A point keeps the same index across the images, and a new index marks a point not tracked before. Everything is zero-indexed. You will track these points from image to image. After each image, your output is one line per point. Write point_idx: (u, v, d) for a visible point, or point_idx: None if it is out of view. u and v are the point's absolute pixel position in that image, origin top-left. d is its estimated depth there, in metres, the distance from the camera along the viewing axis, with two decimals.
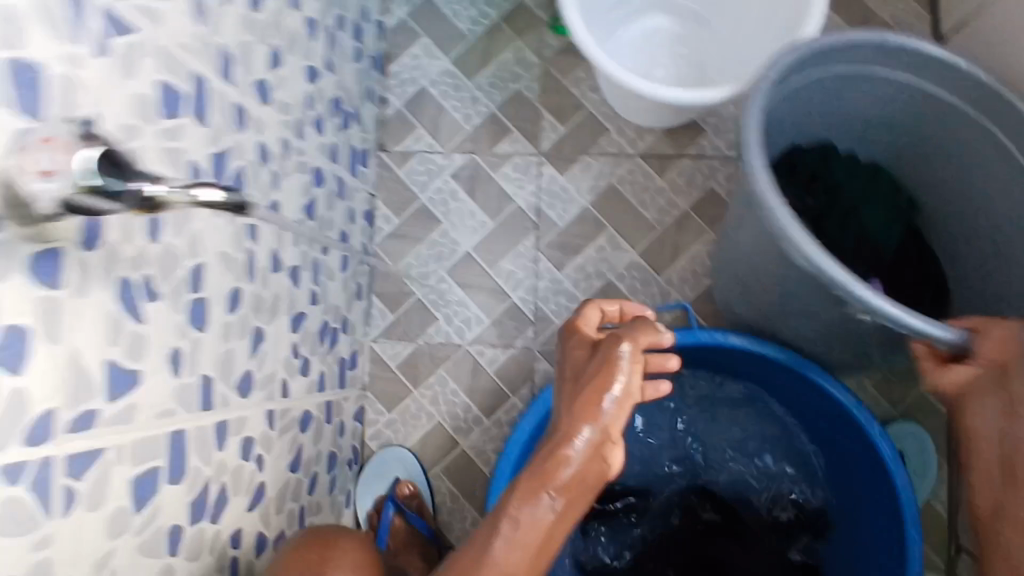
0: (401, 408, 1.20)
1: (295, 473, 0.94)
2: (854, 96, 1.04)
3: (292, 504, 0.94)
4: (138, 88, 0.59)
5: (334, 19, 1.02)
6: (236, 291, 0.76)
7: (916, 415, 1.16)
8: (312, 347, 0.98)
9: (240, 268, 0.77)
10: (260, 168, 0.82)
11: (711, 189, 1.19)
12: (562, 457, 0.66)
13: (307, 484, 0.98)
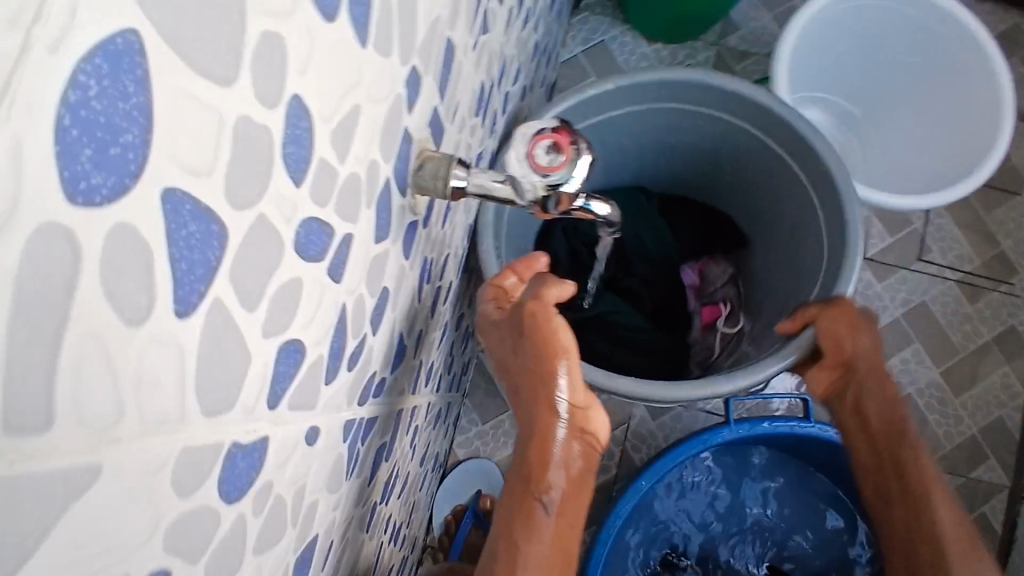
0: (494, 423, 1.22)
1: (419, 468, 0.94)
2: (640, 144, 1.01)
3: (411, 498, 0.93)
4: (474, 82, 0.62)
5: (543, 44, 1.06)
6: (449, 285, 0.79)
7: (980, 529, 1.21)
8: (456, 349, 1.00)
9: (456, 262, 0.79)
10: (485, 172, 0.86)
11: None
12: (541, 458, 0.62)
13: (420, 481, 0.98)
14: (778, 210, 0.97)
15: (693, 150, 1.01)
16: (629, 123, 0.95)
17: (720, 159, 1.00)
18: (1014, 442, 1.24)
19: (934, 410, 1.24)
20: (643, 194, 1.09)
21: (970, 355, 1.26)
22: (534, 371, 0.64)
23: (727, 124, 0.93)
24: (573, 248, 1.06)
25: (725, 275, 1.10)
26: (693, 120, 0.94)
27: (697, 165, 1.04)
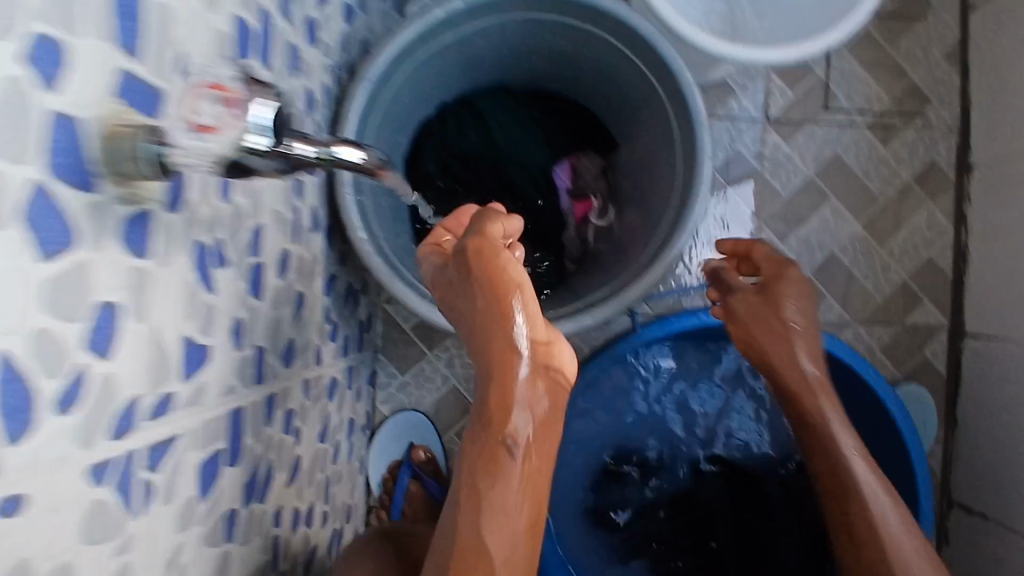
0: (415, 371, 1.17)
1: (323, 443, 0.90)
2: (502, 55, 0.97)
3: (320, 475, 0.89)
4: (219, 26, 0.54)
5: None
6: (285, 253, 0.72)
7: (920, 375, 1.20)
8: (340, 312, 0.93)
9: (289, 227, 0.72)
10: (304, 118, 0.76)
11: (738, 152, 1.19)
12: (503, 399, 0.57)
13: (332, 453, 0.94)
14: (637, 122, 0.97)
15: (554, 56, 0.98)
16: (480, 41, 0.92)
17: (582, 68, 0.98)
18: (946, 280, 1.20)
19: (861, 265, 1.20)
20: (512, 100, 1.05)
21: (891, 200, 1.20)
22: (483, 312, 0.58)
23: (583, 34, 0.90)
24: (446, 166, 1.01)
25: (595, 168, 1.07)
26: (552, 29, 0.91)
27: (560, 74, 1.01)
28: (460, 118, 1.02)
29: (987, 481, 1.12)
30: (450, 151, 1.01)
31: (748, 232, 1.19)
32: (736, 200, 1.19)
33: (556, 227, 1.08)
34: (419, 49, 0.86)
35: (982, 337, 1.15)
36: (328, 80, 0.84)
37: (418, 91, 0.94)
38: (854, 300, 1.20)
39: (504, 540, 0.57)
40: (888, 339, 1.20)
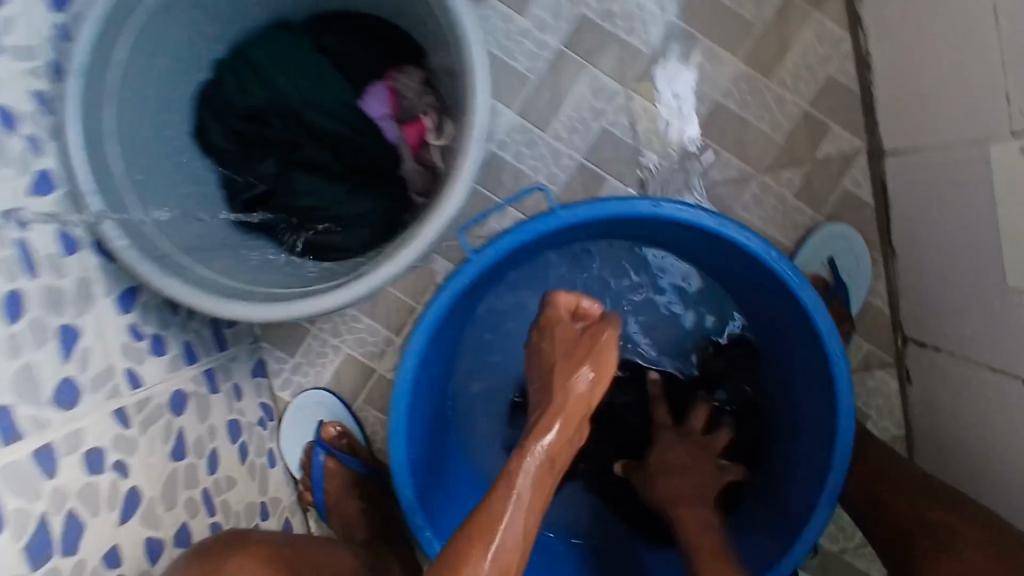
0: (304, 349, 1.11)
1: (180, 460, 0.85)
2: None
3: (188, 493, 0.85)
4: None
5: None
6: (15, 294, 0.65)
7: (844, 213, 1.08)
8: (162, 322, 0.88)
9: (8, 266, 0.65)
10: (4, 138, 0.67)
11: (583, 17, 1.03)
12: (571, 388, 0.73)
13: (206, 463, 0.90)
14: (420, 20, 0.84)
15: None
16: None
17: None
18: (853, 97, 1.05)
19: (751, 107, 1.05)
20: (294, 33, 0.90)
21: (771, 23, 1.04)
22: (568, 355, 0.75)
23: None
24: (236, 130, 0.89)
25: (415, 82, 0.94)
26: None
27: None
28: (236, 72, 0.88)
29: (932, 310, 1.01)
30: (233, 113, 0.88)
31: (617, 106, 1.05)
32: (595, 72, 1.04)
33: (390, 162, 0.94)
34: (130, 14, 0.74)
35: (901, 152, 1.01)
36: (40, 82, 0.73)
37: (164, 56, 0.82)
38: (753, 149, 1.06)
39: (521, 527, 0.64)
40: (800, 182, 1.07)
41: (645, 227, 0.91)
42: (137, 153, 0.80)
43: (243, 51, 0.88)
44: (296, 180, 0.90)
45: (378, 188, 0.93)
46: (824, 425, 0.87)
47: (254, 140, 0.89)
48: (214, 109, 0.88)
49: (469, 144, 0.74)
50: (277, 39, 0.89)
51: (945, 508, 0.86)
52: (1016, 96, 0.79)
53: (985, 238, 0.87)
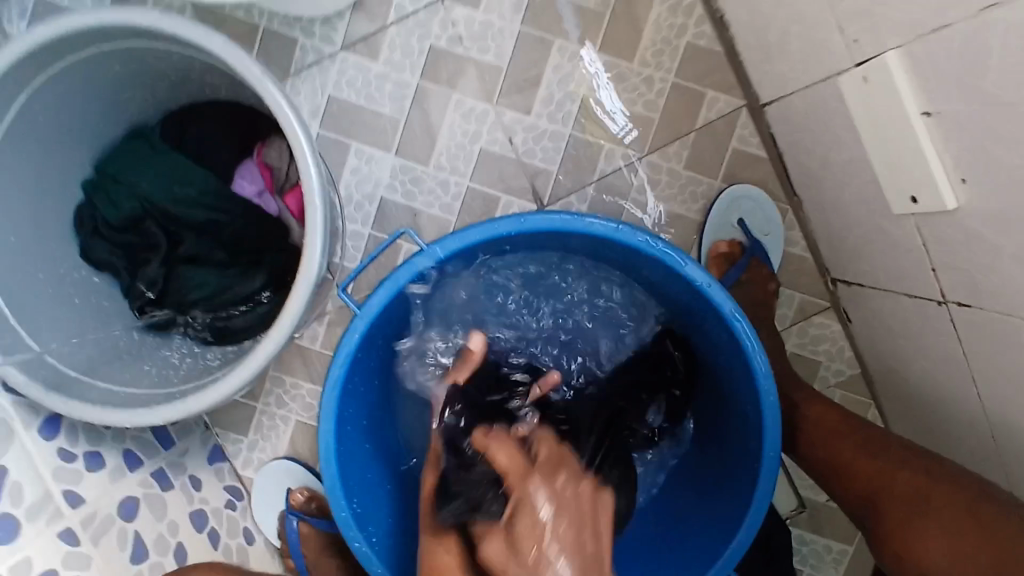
0: (255, 425, 1.10)
1: (142, 562, 0.87)
2: (93, 105, 0.87)
3: None
4: None
5: None
6: None
7: (741, 170, 1.07)
8: (96, 438, 0.91)
9: None
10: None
11: (433, 48, 1.05)
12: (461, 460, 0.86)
13: (173, 558, 0.91)
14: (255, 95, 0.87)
15: (134, 77, 0.87)
16: (43, 112, 0.82)
17: (183, 76, 0.88)
18: (717, 58, 1.05)
19: (621, 92, 1.05)
20: (147, 136, 0.93)
21: (619, 6, 1.04)
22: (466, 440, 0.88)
23: (145, 46, 0.80)
24: (117, 242, 0.91)
25: (285, 155, 0.97)
26: (116, 56, 0.82)
27: (173, 88, 0.92)
28: (101, 187, 0.91)
29: (844, 246, 1.00)
30: (108, 226, 0.91)
31: (490, 124, 1.06)
32: (460, 97, 1.06)
33: (274, 232, 0.96)
34: None
35: (775, 100, 1.00)
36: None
37: (28, 193, 0.85)
38: (633, 131, 1.06)
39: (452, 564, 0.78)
40: (689, 151, 1.06)
41: (533, 243, 0.89)
42: (22, 288, 0.83)
43: (106, 166, 0.92)
44: (185, 274, 0.92)
45: (268, 260, 0.94)
46: (747, 395, 0.85)
47: (135, 245, 0.91)
48: (94, 227, 0.91)
49: (312, 216, 0.76)
50: (135, 144, 0.92)
51: (899, 461, 0.81)
52: (846, 25, 0.78)
53: (863, 169, 0.87)
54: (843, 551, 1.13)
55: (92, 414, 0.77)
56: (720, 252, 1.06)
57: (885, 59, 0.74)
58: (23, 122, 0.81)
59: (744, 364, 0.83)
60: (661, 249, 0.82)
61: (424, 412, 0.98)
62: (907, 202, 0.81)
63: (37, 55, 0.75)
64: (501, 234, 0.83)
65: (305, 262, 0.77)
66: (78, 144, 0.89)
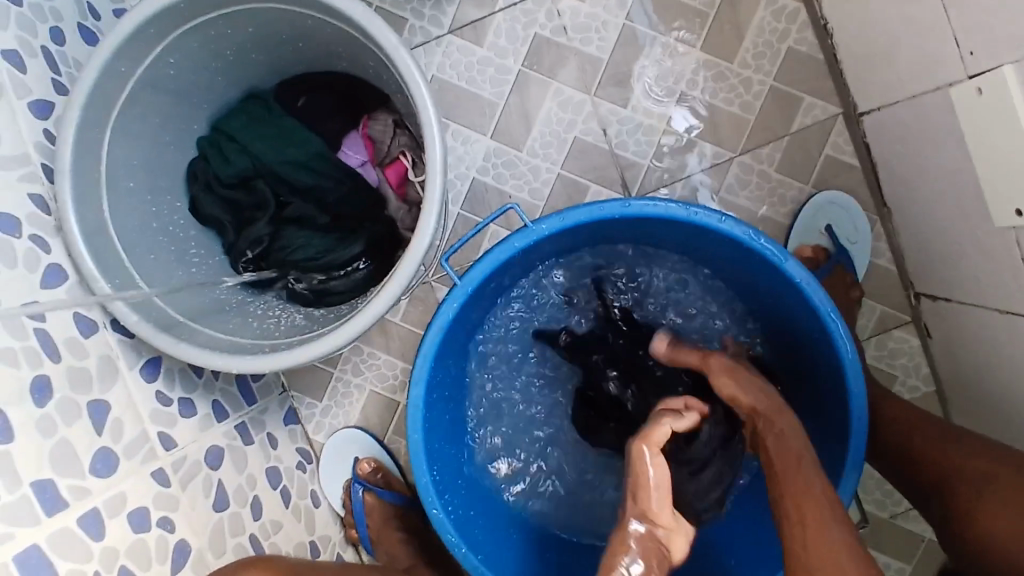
0: (330, 391, 1.12)
1: (222, 511, 0.87)
2: (217, 64, 0.91)
3: (236, 540, 0.88)
4: None
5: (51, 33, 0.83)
6: (44, 380, 0.70)
7: (832, 177, 1.07)
8: (190, 386, 0.92)
9: (34, 356, 0.70)
10: (12, 243, 0.71)
11: (537, 37, 1.07)
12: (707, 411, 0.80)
13: (250, 511, 0.92)
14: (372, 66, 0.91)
15: (260, 41, 0.91)
16: (172, 67, 0.87)
17: (304, 45, 0.92)
18: (817, 66, 1.06)
19: (718, 93, 1.07)
20: (264, 99, 0.98)
21: (723, 8, 1.06)
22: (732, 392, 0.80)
23: (276, 10, 0.84)
24: (227, 199, 0.95)
25: (389, 127, 0.99)
26: (246, 19, 0.86)
27: (291, 56, 0.95)
28: (216, 145, 0.96)
29: (935, 259, 0.99)
30: (219, 183, 0.95)
31: (585, 114, 1.08)
32: (558, 86, 1.08)
33: (373, 205, 0.99)
34: (110, 105, 0.82)
35: (875, 110, 1.01)
36: (39, 188, 0.78)
37: (146, 143, 0.89)
38: (726, 131, 1.07)
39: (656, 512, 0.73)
40: (781, 155, 1.07)
41: (630, 228, 0.89)
42: (135, 232, 0.87)
43: (224, 126, 0.96)
44: (289, 235, 0.95)
45: (370, 226, 0.98)
46: (838, 400, 0.84)
47: (245, 203, 0.95)
48: (207, 183, 0.95)
49: (430, 190, 0.80)
50: (254, 109, 0.97)
51: (988, 457, 0.79)
52: (965, 37, 0.78)
53: (967, 181, 0.86)
54: (901, 570, 1.12)
55: (196, 357, 0.79)
56: (804, 256, 1.06)
57: (999, 71, 0.74)
58: (154, 75, 0.85)
59: (836, 365, 0.83)
60: (763, 242, 0.81)
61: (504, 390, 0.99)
62: (1012, 215, 0.80)
63: (177, 9, 0.80)
64: (601, 215, 0.83)
65: (419, 230, 0.80)
66: (196, 99, 0.93)
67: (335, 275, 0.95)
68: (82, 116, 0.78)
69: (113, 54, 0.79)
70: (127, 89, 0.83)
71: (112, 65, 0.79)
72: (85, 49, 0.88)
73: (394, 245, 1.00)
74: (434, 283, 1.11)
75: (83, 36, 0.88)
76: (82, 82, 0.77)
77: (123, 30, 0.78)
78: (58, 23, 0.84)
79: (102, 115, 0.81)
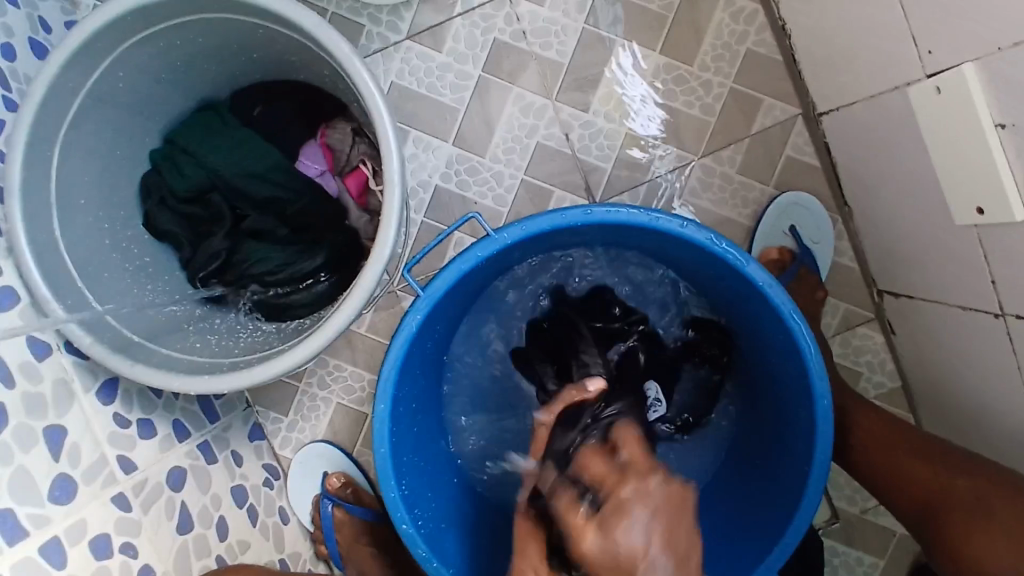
0: (296, 406, 1.10)
1: (186, 533, 0.85)
2: (170, 75, 0.89)
3: (202, 562, 0.86)
4: None
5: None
6: None
7: (793, 178, 1.08)
8: (150, 406, 0.90)
9: None
10: None
11: (497, 41, 1.06)
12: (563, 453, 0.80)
13: (215, 531, 0.90)
14: (329, 76, 0.89)
15: (213, 51, 0.89)
16: (122, 80, 0.84)
17: (259, 56, 0.91)
18: (776, 67, 1.06)
19: (678, 95, 1.07)
20: (218, 110, 0.95)
21: (682, 10, 1.06)
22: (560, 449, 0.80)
23: (229, 21, 0.83)
24: (183, 213, 0.93)
25: (348, 135, 0.99)
26: (199, 30, 0.84)
27: (245, 66, 0.94)
28: (170, 158, 0.93)
29: (896, 257, 1.00)
30: (174, 197, 0.93)
31: (547, 119, 1.07)
32: (519, 91, 1.07)
33: (334, 214, 0.97)
34: (59, 122, 0.79)
35: (834, 110, 1.01)
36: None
37: (97, 158, 0.86)
38: (688, 133, 1.07)
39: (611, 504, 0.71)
40: (743, 157, 1.07)
41: (589, 234, 0.89)
42: (88, 251, 0.84)
43: (178, 139, 0.94)
44: (248, 249, 0.93)
45: (332, 237, 0.96)
46: (803, 401, 0.84)
47: (201, 217, 0.93)
48: (161, 198, 0.93)
49: (389, 203, 0.79)
50: (208, 120, 0.94)
51: (972, 471, 0.81)
52: (921, 37, 0.79)
53: (928, 180, 0.87)
54: (872, 565, 1.13)
55: (152, 379, 0.77)
56: (770, 257, 1.06)
57: (957, 72, 0.75)
58: (103, 89, 0.83)
59: (798, 367, 0.83)
60: (724, 245, 0.81)
61: (469, 399, 0.98)
62: (972, 213, 0.81)
63: (125, 20, 0.77)
64: (560, 222, 0.83)
65: (378, 243, 0.79)
66: (147, 111, 0.91)
67: (296, 288, 0.93)
68: (29, 134, 0.75)
69: (60, 70, 0.76)
70: (76, 104, 0.80)
71: (61, 80, 0.76)
72: (36, 64, 0.85)
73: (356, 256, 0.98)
74: (399, 291, 1.09)
75: (33, 49, 0.85)
76: (32, 97, 0.75)
77: (70, 44, 0.75)
78: (7, 38, 0.81)
79: (50, 132, 0.78)
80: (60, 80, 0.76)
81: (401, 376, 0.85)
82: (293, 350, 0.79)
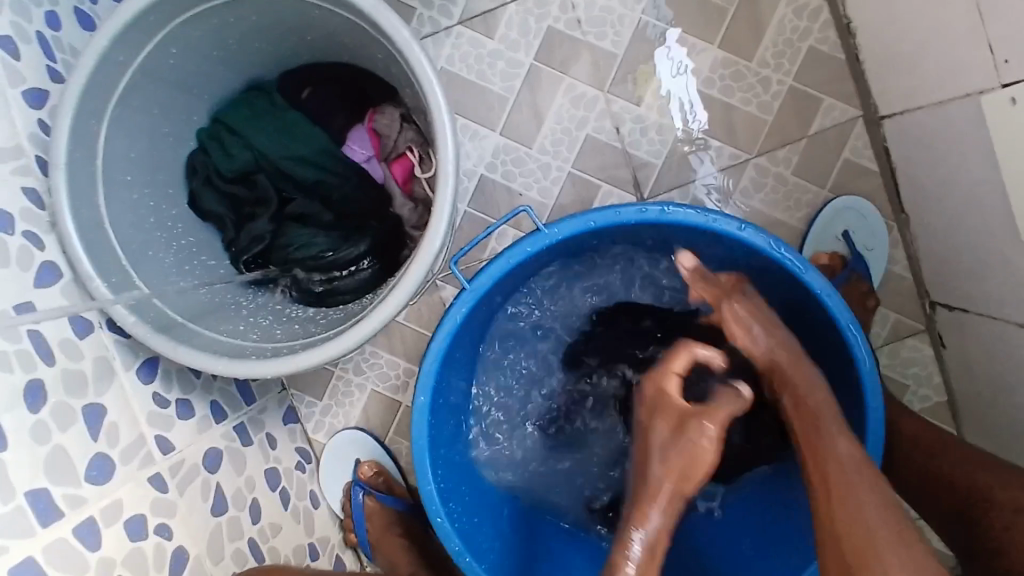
0: (330, 391, 1.10)
1: (221, 515, 0.85)
2: (221, 52, 0.88)
3: (235, 544, 0.85)
4: None
5: (44, 16, 0.78)
6: (36, 384, 0.67)
7: (850, 182, 1.04)
8: (188, 385, 0.89)
9: (27, 359, 0.67)
10: (5, 241, 0.69)
11: (550, 30, 1.04)
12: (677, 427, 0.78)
13: (249, 513, 0.89)
14: (381, 59, 0.87)
15: (265, 31, 0.88)
16: (173, 57, 0.83)
17: (311, 37, 0.89)
18: (839, 67, 1.03)
19: (735, 91, 1.04)
20: (266, 90, 0.95)
21: (743, 4, 1.02)
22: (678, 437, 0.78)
23: (284, 1, 0.81)
24: (228, 194, 0.92)
25: (396, 121, 0.96)
26: (253, 10, 0.83)
27: (295, 46, 0.92)
28: (216, 137, 0.92)
29: (955, 269, 0.97)
30: (219, 175, 0.92)
31: (598, 111, 1.05)
32: (571, 82, 1.04)
33: (377, 201, 0.96)
34: (107, 97, 0.78)
35: (898, 114, 0.98)
36: (32, 181, 0.75)
37: (142, 134, 0.85)
38: (743, 131, 1.04)
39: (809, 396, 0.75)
40: (798, 157, 1.04)
41: (643, 233, 0.86)
42: (132, 228, 0.83)
43: (226, 119, 0.93)
44: (291, 234, 0.92)
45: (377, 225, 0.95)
46: (856, 413, 0.82)
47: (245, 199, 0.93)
48: (208, 179, 0.92)
49: (441, 191, 0.77)
50: (257, 100, 0.93)
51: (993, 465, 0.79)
52: (998, 45, 0.75)
53: (994, 191, 0.83)
54: None
55: (193, 361, 0.76)
56: (821, 263, 1.03)
57: None
58: (152, 65, 0.81)
59: (855, 382, 0.80)
60: (781, 250, 0.78)
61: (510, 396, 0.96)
62: None
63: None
64: (612, 221, 0.80)
65: (429, 233, 0.77)
66: (194, 87, 0.90)
67: (339, 274, 0.92)
68: (76, 108, 0.74)
69: (110, 45, 0.75)
70: (124, 81, 0.79)
71: (109, 54, 0.75)
72: (81, 35, 0.84)
73: (397, 244, 0.96)
74: (439, 280, 1.08)
75: (78, 20, 0.84)
76: (79, 72, 0.73)
77: (120, 17, 0.74)
78: (53, 7, 0.80)
79: (97, 108, 0.77)
80: (107, 56, 0.75)
81: (443, 369, 0.84)
82: (335, 339, 0.78)
